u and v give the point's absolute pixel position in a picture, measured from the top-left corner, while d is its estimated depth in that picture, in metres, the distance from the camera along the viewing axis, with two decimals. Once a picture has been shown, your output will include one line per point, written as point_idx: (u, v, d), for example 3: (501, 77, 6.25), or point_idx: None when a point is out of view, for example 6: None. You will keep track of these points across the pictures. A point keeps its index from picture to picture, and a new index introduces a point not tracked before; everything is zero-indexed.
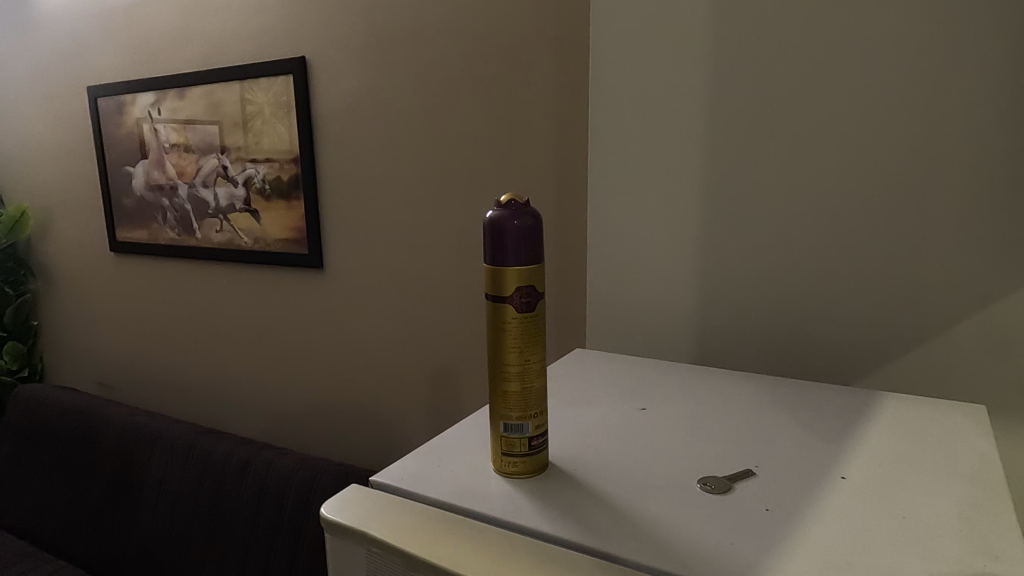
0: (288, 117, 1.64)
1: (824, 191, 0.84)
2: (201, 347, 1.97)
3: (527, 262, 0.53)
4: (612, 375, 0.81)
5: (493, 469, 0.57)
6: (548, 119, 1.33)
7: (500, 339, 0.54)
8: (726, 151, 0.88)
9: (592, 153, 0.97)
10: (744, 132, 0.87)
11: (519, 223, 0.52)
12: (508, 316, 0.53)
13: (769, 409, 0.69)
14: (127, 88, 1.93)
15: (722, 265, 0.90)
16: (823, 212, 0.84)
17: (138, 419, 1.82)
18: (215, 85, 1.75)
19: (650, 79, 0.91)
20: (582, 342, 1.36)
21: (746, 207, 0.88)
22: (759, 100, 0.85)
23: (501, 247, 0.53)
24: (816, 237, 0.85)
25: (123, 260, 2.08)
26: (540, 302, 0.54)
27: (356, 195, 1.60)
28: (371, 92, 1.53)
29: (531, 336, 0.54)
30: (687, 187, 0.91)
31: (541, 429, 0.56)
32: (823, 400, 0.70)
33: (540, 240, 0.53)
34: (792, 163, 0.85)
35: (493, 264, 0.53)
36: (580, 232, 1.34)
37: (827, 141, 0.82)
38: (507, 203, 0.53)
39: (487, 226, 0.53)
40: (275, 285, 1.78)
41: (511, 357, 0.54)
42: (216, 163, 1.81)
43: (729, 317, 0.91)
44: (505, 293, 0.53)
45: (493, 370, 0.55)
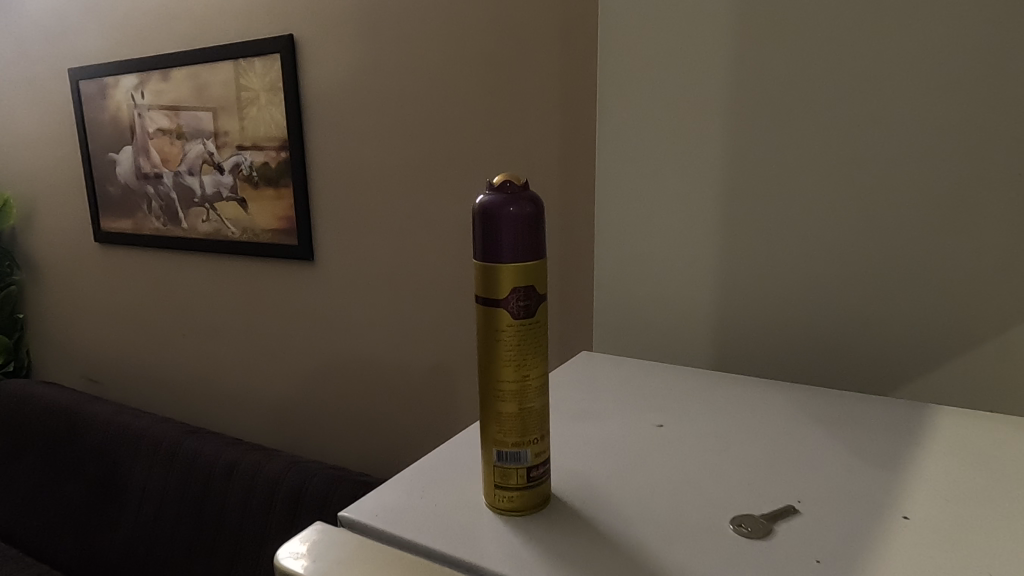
0: (276, 100, 1.55)
1: (864, 174, 0.74)
2: (188, 341, 1.89)
3: (525, 261, 0.44)
4: (624, 383, 0.71)
5: (484, 502, 0.48)
6: (552, 98, 1.24)
7: (491, 349, 0.45)
8: (751, 130, 0.78)
9: (600, 133, 0.87)
10: (774, 109, 0.77)
11: (515, 211, 0.43)
12: (502, 323, 0.44)
13: (805, 425, 0.60)
14: (110, 70, 1.83)
15: (746, 259, 0.81)
16: (862, 199, 0.74)
17: (123, 417, 1.74)
18: (199, 66, 1.66)
19: (666, 48, 0.81)
20: (587, 339, 1.27)
21: (773, 194, 0.78)
22: (789, 71, 0.75)
23: (493, 239, 0.44)
24: (854, 227, 0.75)
25: (109, 251, 1.99)
26: (541, 306, 0.45)
27: (347, 182, 1.51)
28: (364, 72, 1.43)
29: (529, 346, 0.45)
30: (706, 171, 0.81)
31: (541, 457, 0.46)
32: (866, 416, 0.61)
33: (541, 231, 0.44)
34: (827, 143, 0.75)
35: (483, 259, 0.44)
36: (586, 222, 1.24)
37: (869, 119, 0.72)
38: (503, 185, 0.44)
39: (478, 213, 0.44)
40: (264, 277, 1.69)
41: (506, 372, 0.45)
42: (202, 149, 1.72)
43: (752, 316, 0.82)
44: (497, 296, 0.44)
45: (483, 387, 0.46)
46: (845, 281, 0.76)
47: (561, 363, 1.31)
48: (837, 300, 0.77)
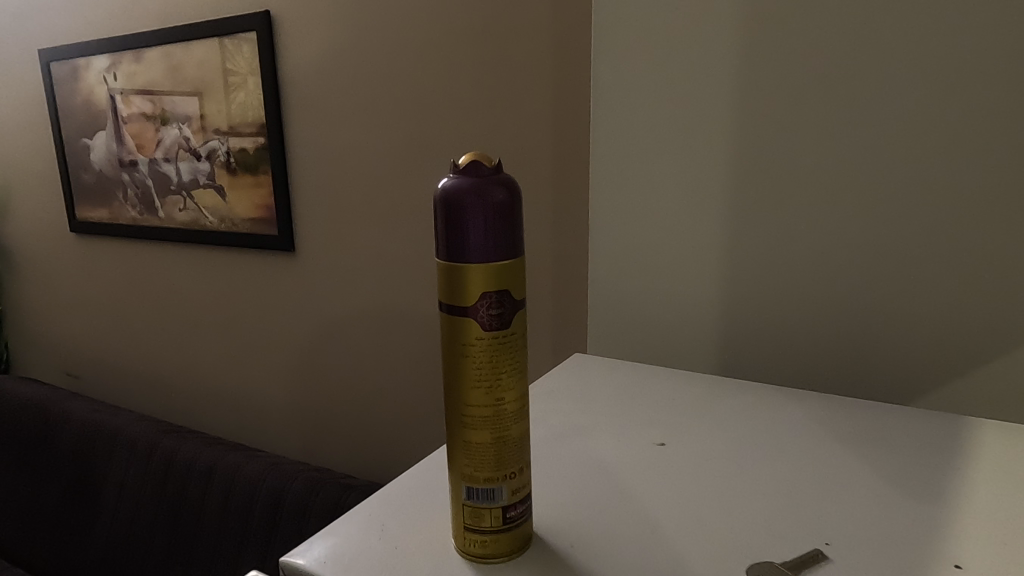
0: (253, 81, 1.46)
1: (887, 157, 0.66)
2: (168, 336, 1.81)
3: (495, 262, 0.36)
4: (620, 392, 0.64)
5: (452, 546, 0.40)
6: (543, 77, 1.15)
7: (457, 368, 0.37)
8: (762, 109, 0.70)
9: (594, 114, 0.79)
10: (788, 85, 0.68)
11: (483, 202, 0.35)
12: (470, 336, 0.37)
13: (828, 443, 0.52)
14: (81, 50, 1.74)
15: (755, 252, 0.73)
16: (887, 185, 0.66)
17: (98, 415, 1.67)
18: (173, 45, 1.56)
19: (666, 17, 0.73)
20: (580, 336, 1.20)
21: (784, 180, 0.70)
22: (804, 40, 0.67)
23: (454, 234, 0.36)
24: (878, 219, 0.67)
25: (84, 241, 1.91)
26: (518, 313, 0.37)
27: (329, 168, 1.42)
28: (344, 50, 1.35)
29: (504, 364, 0.37)
30: (710, 154, 0.73)
31: (521, 494, 0.39)
32: (896, 432, 0.54)
33: (517, 223, 0.36)
34: (845, 123, 0.67)
35: (446, 258, 0.37)
36: (580, 212, 1.16)
37: (896, 96, 0.64)
38: (468, 168, 0.36)
39: (439, 200, 0.36)
40: (244, 269, 1.61)
41: (475, 396, 0.37)
42: (177, 134, 1.64)
43: (760, 315, 0.74)
44: (461, 303, 0.36)
45: (449, 412, 0.39)
46: (865, 276, 0.69)
47: (553, 361, 1.24)
48: (859, 299, 0.69)
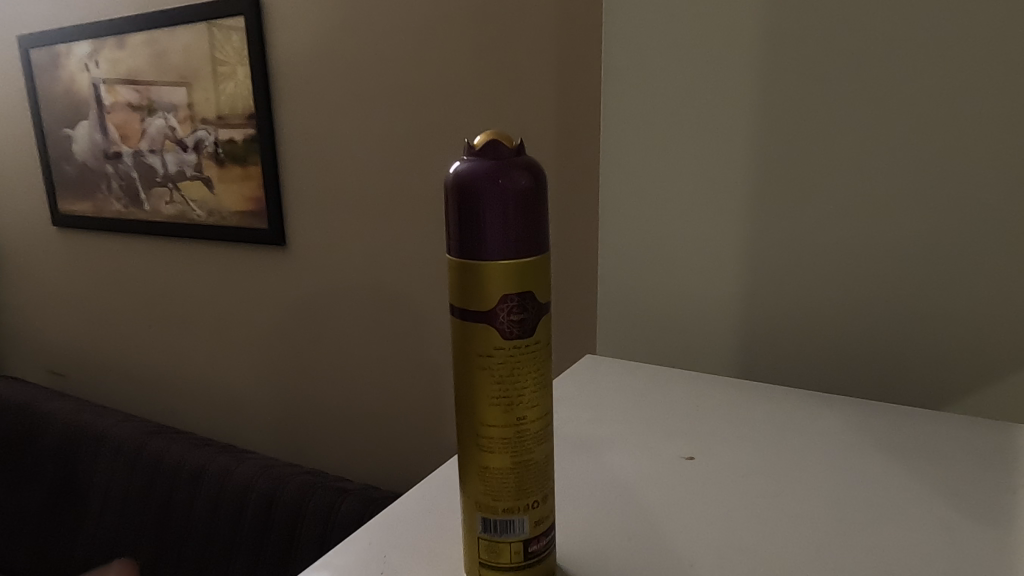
0: (241, 68, 1.40)
1: (924, 144, 0.61)
2: (155, 333, 1.75)
3: (516, 260, 0.31)
4: (638, 398, 0.59)
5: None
6: (545, 62, 1.10)
7: (471, 383, 0.33)
8: (788, 93, 0.65)
9: (605, 98, 0.73)
10: (817, 66, 0.63)
11: (503, 190, 0.30)
12: (487, 347, 0.32)
13: (873, 457, 0.48)
14: (61, 36, 1.67)
15: (779, 246, 0.68)
16: (924, 174, 0.61)
17: (83, 416, 1.61)
18: (157, 31, 1.50)
19: None
20: (584, 334, 1.15)
21: (811, 169, 0.65)
22: (836, 16, 0.62)
23: (469, 228, 0.31)
24: (913, 210, 0.62)
25: (66, 235, 1.84)
26: (542, 319, 0.32)
27: (320, 158, 1.37)
28: (337, 35, 1.29)
29: (525, 379, 0.32)
30: (731, 142, 0.68)
31: (543, 526, 0.34)
32: (943, 442, 0.49)
33: (541, 215, 0.31)
34: (878, 107, 0.62)
35: (458, 254, 0.32)
36: (584, 205, 1.11)
37: (936, 77, 0.59)
38: (485, 149, 0.31)
39: (452, 187, 0.31)
40: (233, 264, 1.55)
41: (492, 416, 0.32)
42: (163, 124, 1.57)
43: (784, 313, 0.69)
44: (476, 307, 0.31)
45: (461, 432, 0.34)
46: (899, 272, 0.64)
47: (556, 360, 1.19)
48: (891, 296, 0.65)
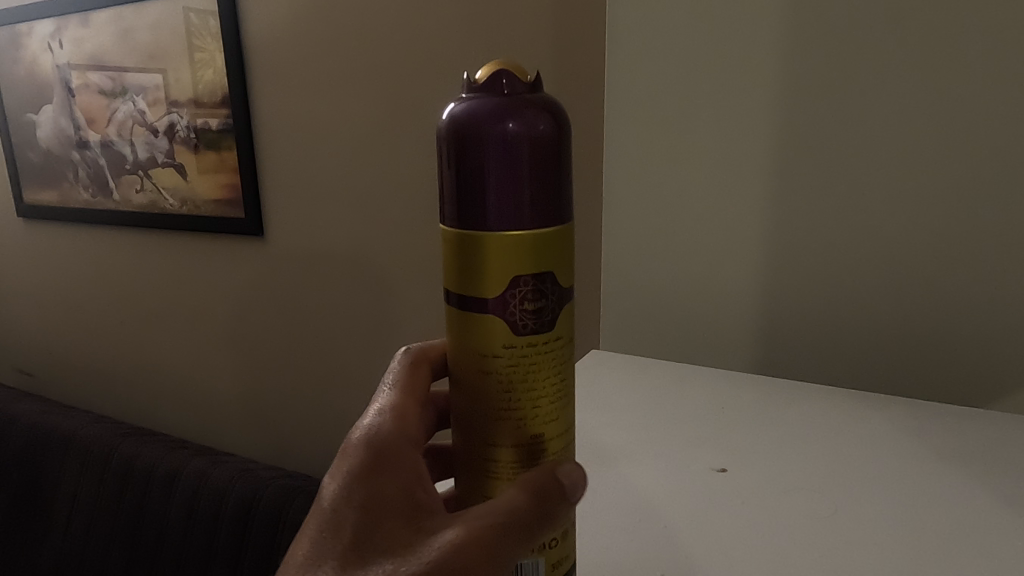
0: (214, 47, 1.31)
1: (963, 118, 0.54)
2: (128, 330, 1.66)
3: (532, 195, 0.29)
4: (654, 400, 0.53)
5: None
6: (537, 38, 1.02)
7: (478, 392, 0.32)
8: (816, 60, 0.58)
9: (608, 71, 0.66)
10: (850, 28, 0.56)
11: (521, 119, 0.28)
12: (503, 345, 0.31)
13: (934, 476, 0.42)
14: (22, 15, 1.56)
15: (802, 231, 0.61)
16: (964, 151, 0.55)
17: (51, 417, 1.53)
18: (125, 8, 1.41)
19: None
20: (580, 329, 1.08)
21: (839, 145, 0.58)
22: None
23: (477, 159, 0.29)
24: (957, 190, 0.56)
25: (32, 227, 1.74)
26: (557, 310, 0.32)
27: (298, 144, 1.28)
28: (315, 12, 1.21)
29: (541, 386, 0.32)
30: (749, 116, 0.61)
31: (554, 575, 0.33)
32: (999, 451, 0.45)
33: (560, 162, 0.30)
34: (914, 75, 0.55)
35: (462, 193, 0.30)
36: (581, 191, 1.04)
37: (980, 41, 0.53)
38: (497, 80, 0.29)
39: (456, 134, 0.29)
40: (209, 256, 1.47)
41: (504, 430, 0.32)
42: (132, 107, 1.48)
43: (806, 306, 0.62)
44: (486, 260, 0.30)
45: (468, 458, 0.34)
46: (941, 259, 0.57)
47: None
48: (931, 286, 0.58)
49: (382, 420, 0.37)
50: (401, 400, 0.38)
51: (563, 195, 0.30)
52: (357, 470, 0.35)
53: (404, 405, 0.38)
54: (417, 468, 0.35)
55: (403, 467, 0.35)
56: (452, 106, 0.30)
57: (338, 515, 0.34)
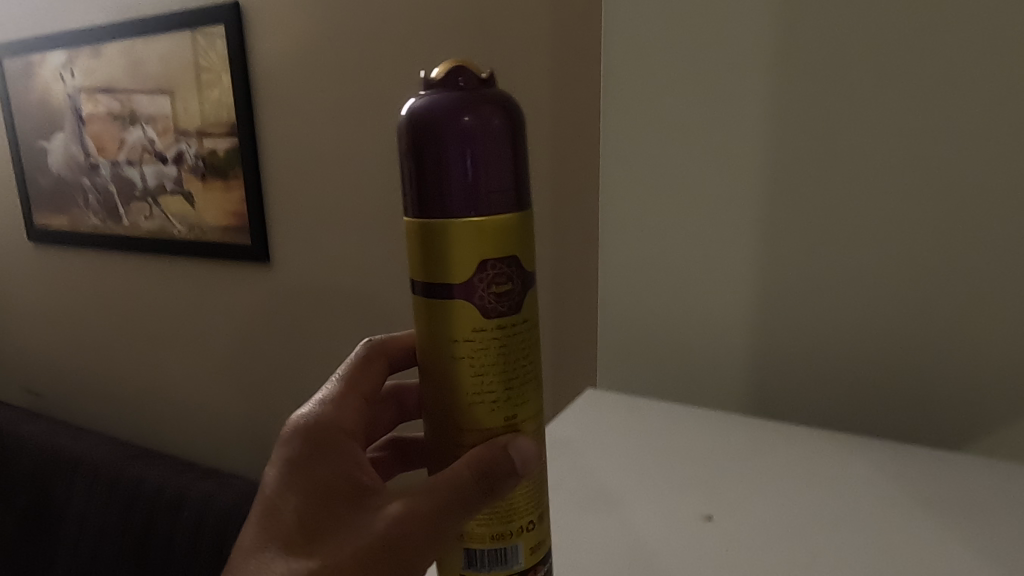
0: (222, 78, 1.35)
1: (942, 177, 0.56)
2: (136, 352, 1.69)
3: (489, 179, 0.32)
4: (647, 443, 0.55)
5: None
6: (537, 75, 1.05)
7: (451, 377, 0.35)
8: (806, 115, 0.60)
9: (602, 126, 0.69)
10: (840, 86, 0.58)
11: (475, 110, 0.31)
12: (473, 328, 0.34)
13: (924, 528, 0.44)
14: (35, 46, 1.60)
15: (789, 282, 0.63)
16: (941, 209, 0.57)
17: (60, 439, 1.56)
18: (135, 39, 1.44)
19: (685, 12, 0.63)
20: (581, 356, 1.11)
21: (824, 201, 0.60)
22: (848, 37, 0.57)
23: (437, 145, 0.31)
24: (938, 245, 0.57)
25: (43, 250, 1.77)
26: (521, 292, 0.35)
27: (304, 173, 1.32)
28: (320, 47, 1.24)
29: (511, 364, 0.35)
30: (737, 173, 0.63)
31: (535, 560, 0.38)
32: (978, 499, 0.47)
33: (519, 149, 0.33)
34: (892, 137, 0.57)
35: (427, 183, 0.32)
36: (581, 223, 1.07)
37: (957, 105, 0.55)
38: (453, 74, 0.32)
39: (418, 128, 0.32)
40: (216, 281, 1.50)
41: (480, 411, 0.35)
42: (141, 136, 1.51)
43: (797, 353, 0.64)
44: (451, 241, 0.33)
45: (443, 442, 0.37)
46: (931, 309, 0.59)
47: (553, 382, 1.15)
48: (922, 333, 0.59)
49: (323, 408, 0.44)
50: (343, 393, 0.46)
51: (520, 178, 0.33)
52: (300, 459, 0.41)
53: (348, 399, 0.45)
54: (355, 458, 0.41)
55: (344, 457, 0.41)
56: (414, 101, 0.33)
57: (281, 500, 0.41)
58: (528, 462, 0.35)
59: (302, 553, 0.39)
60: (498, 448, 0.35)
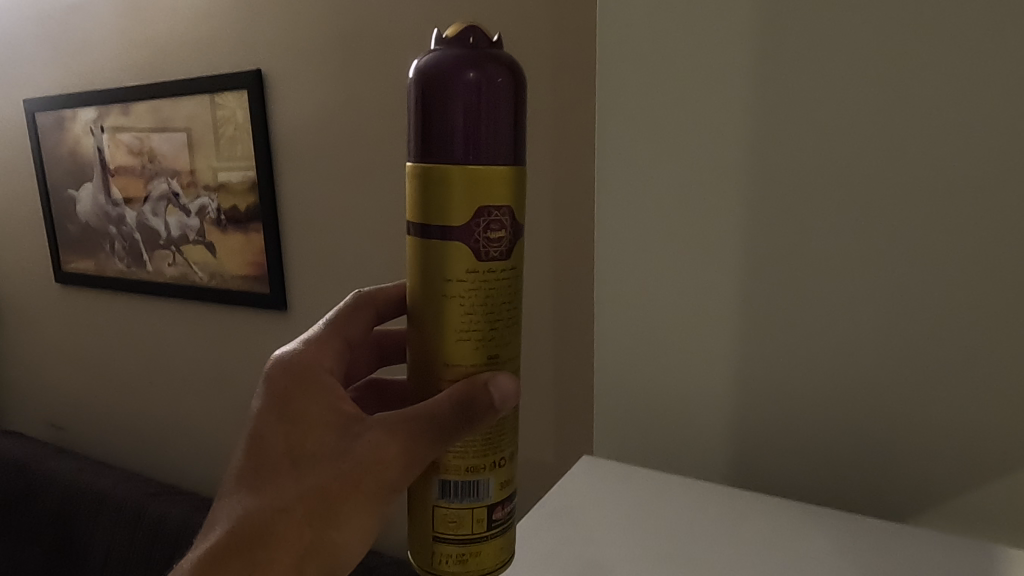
0: (245, 139, 1.44)
1: (914, 306, 0.57)
2: (158, 392, 1.77)
3: (491, 117, 0.40)
4: (634, 517, 0.61)
5: (417, 567, 0.47)
6: (543, 147, 1.14)
7: (444, 312, 0.43)
8: (779, 230, 0.61)
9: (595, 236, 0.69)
10: (813, 206, 0.59)
11: (481, 62, 0.39)
12: (465, 269, 0.42)
13: None
14: (67, 102, 1.70)
15: (769, 397, 0.64)
16: (908, 336, 0.58)
17: (85, 476, 1.63)
18: (162, 98, 1.53)
19: (663, 131, 0.64)
20: (585, 405, 1.18)
21: (799, 321, 0.62)
22: (817, 169, 0.59)
23: (447, 80, 0.39)
24: (907, 370, 0.59)
25: (71, 292, 1.86)
26: (512, 242, 0.43)
27: (321, 229, 1.40)
28: (337, 113, 1.33)
29: (495, 304, 0.43)
30: (718, 290, 0.64)
31: (501, 495, 0.46)
32: None
33: (518, 98, 0.41)
34: (865, 266, 0.58)
35: (434, 131, 0.40)
36: (583, 284, 1.14)
37: (924, 243, 0.56)
38: (466, 34, 0.41)
39: (430, 76, 0.40)
40: (236, 327, 1.57)
41: (466, 344, 0.44)
42: (166, 188, 1.60)
43: (776, 462, 0.66)
44: (454, 168, 0.40)
45: (430, 377, 0.46)
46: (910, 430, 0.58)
47: (557, 429, 1.22)
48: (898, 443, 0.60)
49: (304, 348, 0.53)
50: (325, 337, 0.55)
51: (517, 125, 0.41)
52: (288, 393, 0.49)
53: (326, 341, 0.54)
54: (335, 389, 0.50)
55: (325, 391, 0.50)
56: (432, 52, 0.41)
57: (268, 430, 0.49)
58: (505, 397, 0.44)
59: (287, 471, 0.48)
60: (482, 383, 0.43)
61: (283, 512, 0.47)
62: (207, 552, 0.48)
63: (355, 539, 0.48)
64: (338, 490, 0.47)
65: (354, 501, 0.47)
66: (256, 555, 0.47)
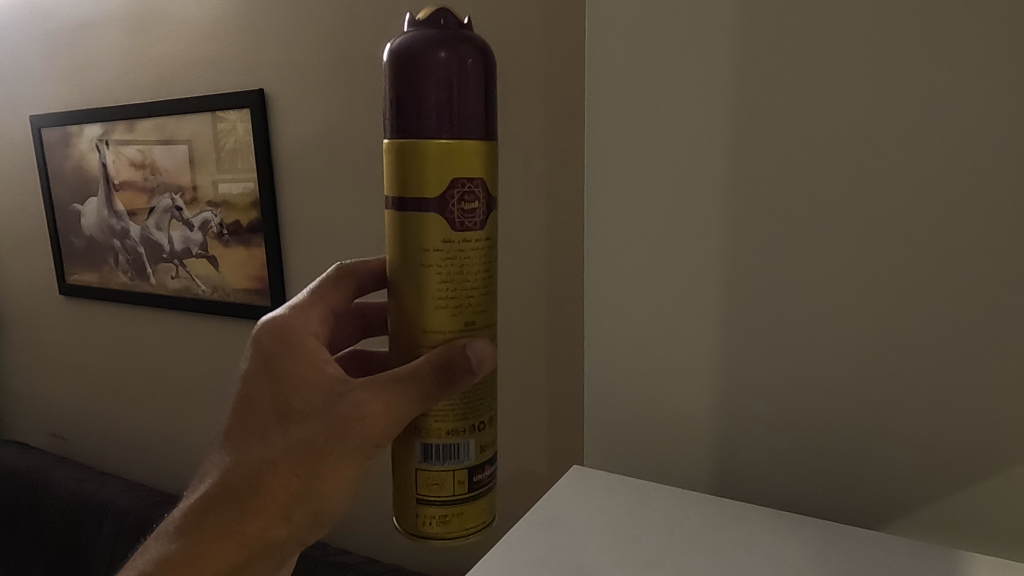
0: (247, 154, 1.48)
1: (906, 326, 0.54)
2: (159, 402, 1.79)
3: (460, 91, 0.44)
4: (616, 538, 0.59)
5: (402, 528, 0.52)
6: (536, 165, 1.18)
7: (423, 280, 0.47)
8: (750, 253, 0.59)
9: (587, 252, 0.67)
10: (783, 231, 0.57)
11: (453, 42, 0.44)
12: (442, 238, 0.46)
13: None
14: (72, 118, 1.74)
15: (752, 417, 0.62)
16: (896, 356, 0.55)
17: (88, 486, 1.67)
18: (166, 117, 1.57)
19: (645, 138, 0.62)
20: (577, 415, 1.21)
21: (784, 338, 0.59)
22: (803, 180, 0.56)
23: (421, 55, 0.44)
24: (895, 391, 0.56)
25: (75, 304, 1.89)
26: (485, 213, 0.47)
27: (320, 243, 1.43)
28: (336, 130, 1.36)
29: (470, 272, 0.48)
30: (700, 305, 0.62)
31: (483, 457, 0.52)
32: None
33: (488, 73, 0.46)
34: (852, 283, 0.56)
35: (410, 109, 0.45)
36: (575, 297, 1.18)
37: (914, 260, 0.53)
38: (437, 16, 0.46)
39: (405, 54, 0.45)
40: (237, 339, 1.61)
41: (444, 312, 0.48)
42: (169, 203, 1.64)
43: (758, 484, 0.63)
44: (427, 138, 0.44)
45: (409, 342, 0.49)
46: (896, 458, 0.57)
47: (550, 438, 1.25)
48: (884, 474, 0.58)
49: (291, 313, 0.56)
50: (309, 303, 0.58)
51: (486, 98, 0.46)
52: (275, 354, 0.52)
53: (312, 309, 0.57)
54: (319, 353, 0.53)
55: (310, 354, 0.52)
56: (406, 33, 0.46)
57: (258, 389, 0.52)
58: (481, 360, 0.48)
59: (274, 427, 0.51)
60: (460, 348, 0.48)
61: (271, 465, 0.51)
62: (204, 498, 0.53)
63: (339, 492, 0.52)
64: (324, 445, 0.50)
65: (336, 456, 0.50)
66: (246, 502, 0.51)
